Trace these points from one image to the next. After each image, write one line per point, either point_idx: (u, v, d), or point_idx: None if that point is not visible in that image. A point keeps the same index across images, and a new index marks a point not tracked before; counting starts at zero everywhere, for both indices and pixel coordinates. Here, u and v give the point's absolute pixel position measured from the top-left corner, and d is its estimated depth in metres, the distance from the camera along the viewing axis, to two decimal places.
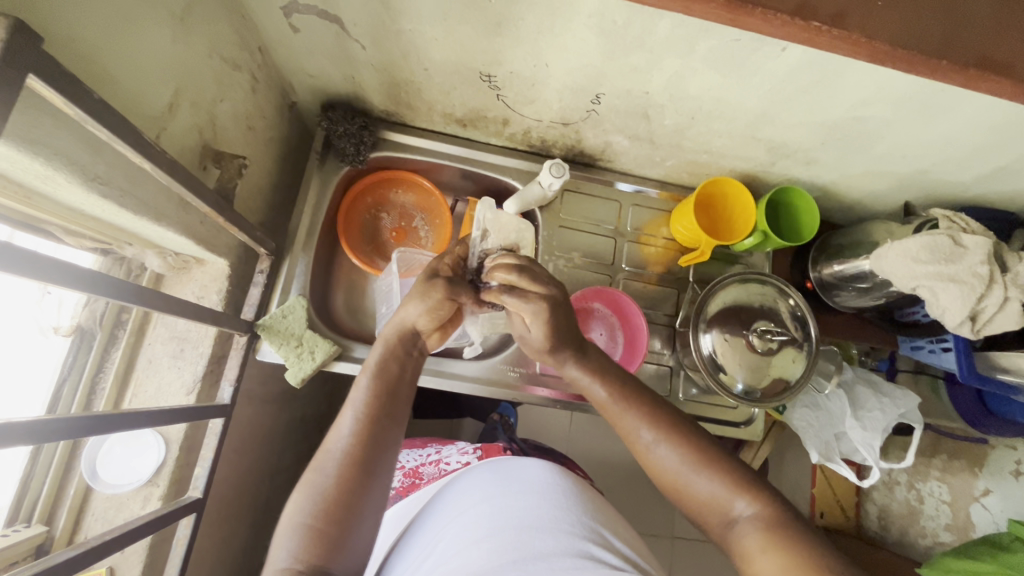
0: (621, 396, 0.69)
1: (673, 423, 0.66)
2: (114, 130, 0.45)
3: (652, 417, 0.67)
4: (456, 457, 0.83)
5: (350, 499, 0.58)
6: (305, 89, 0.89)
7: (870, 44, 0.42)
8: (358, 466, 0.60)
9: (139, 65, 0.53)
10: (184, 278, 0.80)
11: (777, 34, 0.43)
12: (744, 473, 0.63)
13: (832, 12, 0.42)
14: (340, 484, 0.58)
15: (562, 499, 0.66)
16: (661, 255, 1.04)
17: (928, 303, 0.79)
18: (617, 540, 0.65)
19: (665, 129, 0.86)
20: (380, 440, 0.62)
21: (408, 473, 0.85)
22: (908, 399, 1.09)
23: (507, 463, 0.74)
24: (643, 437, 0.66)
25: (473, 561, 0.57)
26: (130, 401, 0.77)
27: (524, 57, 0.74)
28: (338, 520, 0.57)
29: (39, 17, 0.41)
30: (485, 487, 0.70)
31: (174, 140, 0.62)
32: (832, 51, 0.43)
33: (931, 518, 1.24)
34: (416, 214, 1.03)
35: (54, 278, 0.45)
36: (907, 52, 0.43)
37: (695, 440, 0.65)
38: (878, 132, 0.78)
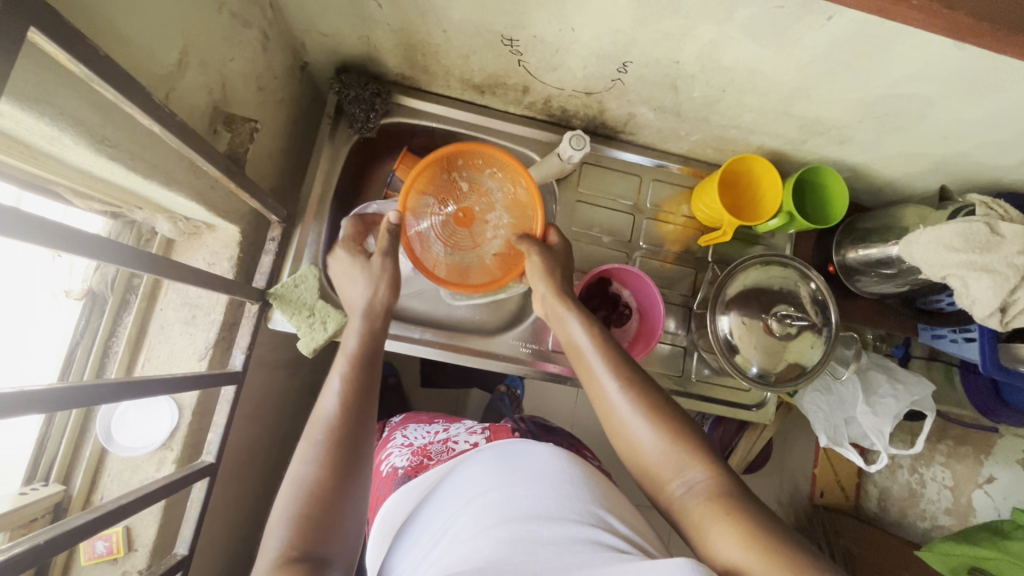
0: (601, 350, 0.68)
1: (645, 387, 0.64)
2: (121, 90, 0.43)
3: (625, 374, 0.65)
4: (464, 437, 0.82)
5: (342, 475, 0.57)
6: (317, 49, 0.85)
7: (951, 14, 0.43)
8: (347, 443, 0.59)
9: (146, 20, 0.51)
10: (195, 243, 0.79)
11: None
12: (704, 444, 0.61)
13: None
14: (330, 461, 0.57)
15: (569, 481, 0.65)
16: (680, 234, 1.01)
17: (957, 293, 0.77)
18: (620, 523, 0.62)
19: (693, 101, 0.82)
20: (363, 414, 0.62)
21: (416, 452, 0.82)
22: (923, 386, 1.07)
23: (511, 448, 0.72)
24: (615, 402, 0.64)
25: (478, 550, 0.55)
26: (142, 366, 0.77)
27: (550, 21, 0.70)
28: (326, 495, 0.55)
29: None
30: (491, 475, 0.67)
31: (183, 100, 0.60)
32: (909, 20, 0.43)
33: (931, 501, 1.24)
34: (500, 219, 0.85)
35: (75, 246, 0.44)
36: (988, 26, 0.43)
37: (661, 403, 0.63)
38: (920, 112, 0.73)
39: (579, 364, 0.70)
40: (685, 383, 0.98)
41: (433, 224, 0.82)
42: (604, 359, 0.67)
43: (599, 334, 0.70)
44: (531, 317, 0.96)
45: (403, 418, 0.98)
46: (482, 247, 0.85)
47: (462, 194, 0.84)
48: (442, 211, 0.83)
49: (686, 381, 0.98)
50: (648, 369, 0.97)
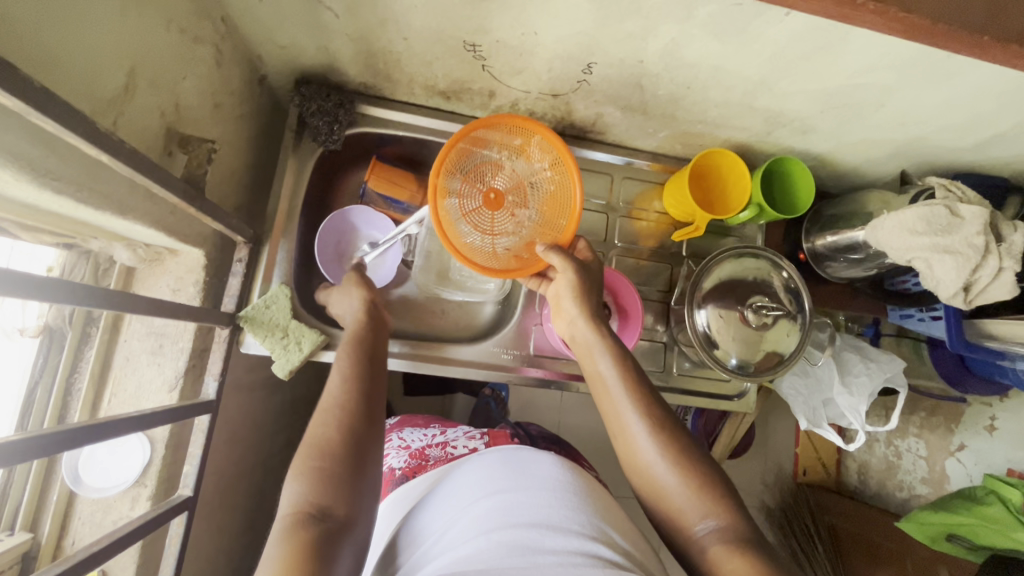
0: (626, 384, 0.66)
1: (671, 428, 0.64)
2: (63, 120, 0.40)
3: (651, 415, 0.64)
4: (462, 442, 0.81)
5: (353, 437, 0.62)
6: (275, 62, 0.82)
7: (907, 17, 0.43)
8: (357, 402, 0.66)
9: (87, 44, 0.48)
10: (157, 270, 0.75)
11: (805, 8, 0.43)
12: (728, 492, 0.60)
13: None
14: (343, 422, 0.63)
15: (568, 491, 0.64)
16: (654, 230, 1.02)
17: (923, 275, 0.79)
18: (619, 537, 0.62)
19: (659, 99, 0.83)
20: (373, 380, 0.70)
21: (414, 454, 0.81)
22: (894, 363, 1.11)
23: (515, 452, 0.71)
24: (639, 439, 0.64)
25: (479, 554, 0.54)
26: (109, 401, 0.74)
27: (512, 25, 0.69)
28: (346, 461, 0.60)
29: None
30: (494, 477, 0.67)
31: (133, 124, 0.57)
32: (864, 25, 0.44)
33: (908, 472, 1.28)
34: (529, 218, 0.79)
35: (27, 291, 0.42)
36: (944, 28, 0.44)
37: (687, 448, 0.63)
38: (879, 101, 0.75)
39: (601, 395, 0.69)
40: (666, 378, 0.99)
41: (463, 198, 0.76)
42: (629, 390, 0.66)
43: (625, 365, 0.68)
44: (511, 323, 0.94)
45: (398, 421, 0.96)
46: (498, 238, 0.78)
47: (504, 178, 0.78)
48: (477, 188, 0.77)
49: (667, 376, 0.99)
50: None
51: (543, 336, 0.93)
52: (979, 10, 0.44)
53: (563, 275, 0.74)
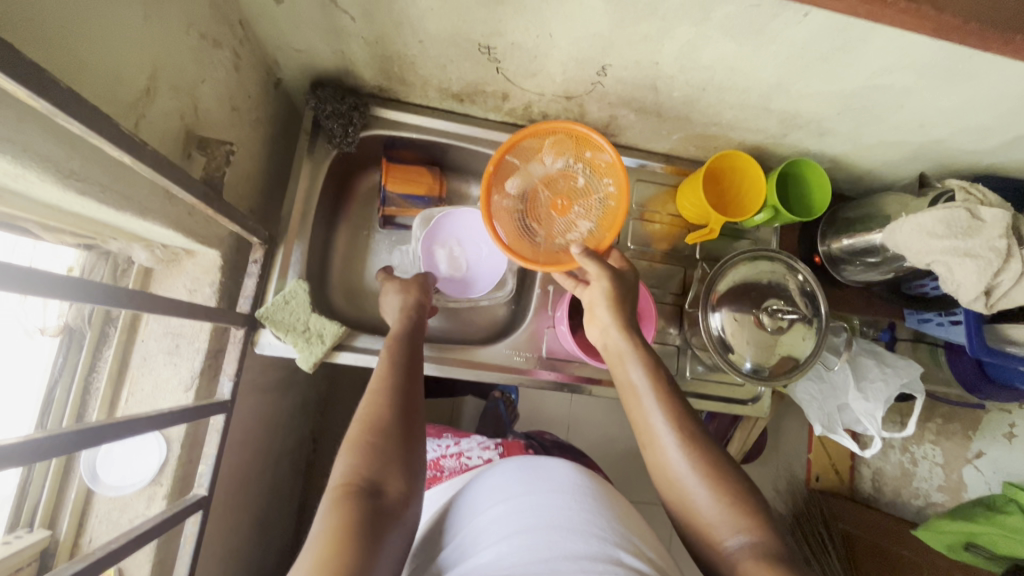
0: (659, 395, 0.66)
1: (704, 441, 0.63)
2: (88, 122, 0.41)
3: (683, 426, 0.64)
4: (478, 453, 0.81)
5: (399, 414, 0.61)
6: (291, 64, 0.83)
7: (937, 18, 0.43)
8: (402, 379, 0.66)
9: (110, 47, 0.49)
10: (174, 270, 0.76)
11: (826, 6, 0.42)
12: (758, 508, 0.59)
13: None
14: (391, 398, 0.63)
15: (587, 493, 0.64)
16: (667, 232, 1.02)
17: (942, 279, 0.78)
18: (645, 547, 0.60)
19: (673, 101, 0.82)
20: (414, 365, 0.69)
21: (429, 466, 0.83)
22: (911, 368, 1.09)
23: (533, 460, 0.71)
24: (670, 452, 0.63)
25: (501, 560, 0.53)
26: (126, 400, 0.75)
27: (527, 27, 0.69)
28: (386, 433, 0.59)
29: None
30: (511, 482, 0.66)
31: (154, 127, 0.58)
32: (895, 25, 0.43)
33: (924, 479, 1.26)
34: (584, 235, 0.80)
35: (52, 289, 0.43)
36: (975, 27, 0.43)
37: (719, 462, 0.62)
38: (898, 103, 0.74)
39: (632, 408, 0.69)
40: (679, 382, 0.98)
41: (528, 195, 0.80)
42: (662, 400, 0.66)
43: (658, 377, 0.67)
44: (523, 325, 0.94)
45: None
46: (556, 240, 0.79)
47: (571, 185, 0.80)
48: (544, 189, 0.80)
49: (680, 380, 0.98)
50: None
51: (556, 339, 0.93)
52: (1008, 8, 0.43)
53: (598, 282, 0.73)
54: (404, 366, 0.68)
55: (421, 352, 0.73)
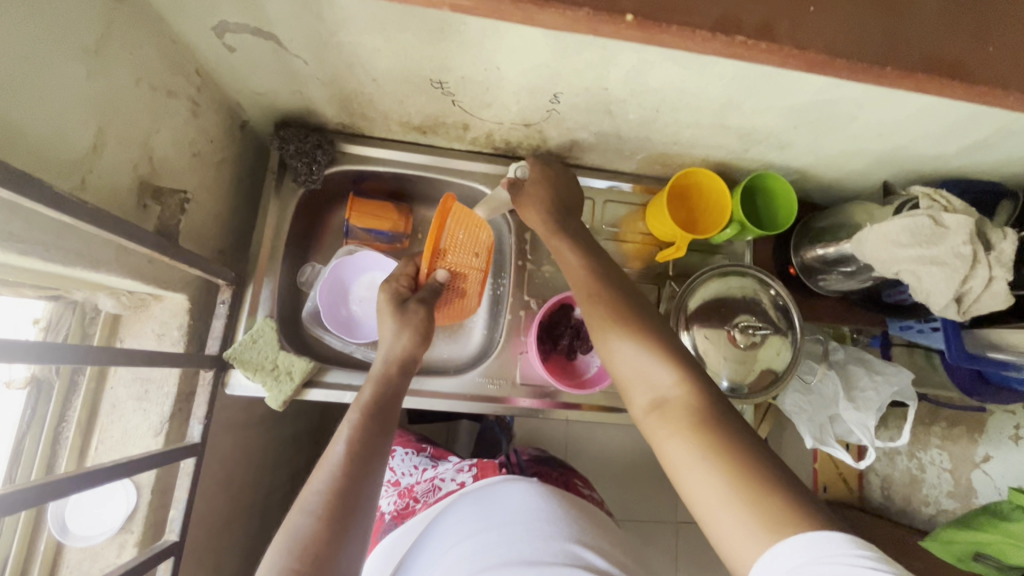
0: (607, 296, 0.70)
1: (647, 329, 0.65)
2: (14, 187, 0.41)
3: (626, 319, 0.67)
4: (450, 476, 0.82)
5: (354, 481, 0.61)
6: (253, 106, 0.85)
7: (802, 54, 0.42)
8: (362, 444, 0.64)
9: (50, 110, 0.51)
10: (141, 315, 0.77)
11: (699, 48, 0.43)
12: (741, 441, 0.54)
13: (760, 25, 0.42)
14: (344, 465, 0.62)
15: (547, 517, 0.67)
16: (639, 250, 1.01)
17: (912, 287, 0.77)
18: (598, 559, 0.63)
19: (630, 123, 0.83)
20: (378, 433, 0.67)
21: (402, 495, 0.84)
22: (902, 375, 1.06)
23: (488, 492, 0.74)
24: (614, 341, 0.66)
25: None
26: (97, 448, 0.75)
27: (473, 62, 0.70)
28: (341, 499, 0.59)
29: None
30: (466, 516, 0.69)
31: (104, 181, 0.59)
32: (761, 60, 0.43)
33: (933, 486, 1.22)
34: (481, 265, 0.90)
35: (11, 355, 0.44)
36: (845, 61, 0.43)
37: (655, 337, 0.64)
38: (850, 114, 0.74)
39: (600, 338, 0.68)
40: None
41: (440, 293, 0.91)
42: (649, 342, 0.63)
43: (601, 284, 0.72)
44: (496, 351, 0.94)
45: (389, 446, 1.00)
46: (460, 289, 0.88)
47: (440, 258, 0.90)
48: None
49: None
50: None
51: (529, 364, 0.93)
52: (922, 26, 0.43)
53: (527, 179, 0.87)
54: (364, 433, 0.66)
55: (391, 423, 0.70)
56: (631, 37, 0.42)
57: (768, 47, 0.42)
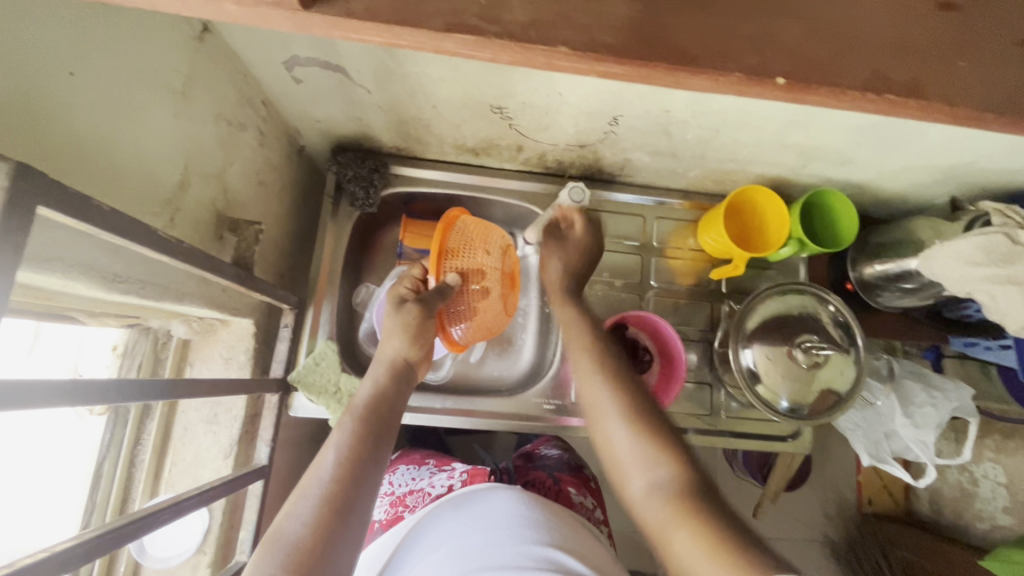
0: (604, 368, 0.71)
1: (644, 412, 0.66)
2: (130, 234, 0.43)
3: (626, 395, 0.68)
4: (441, 482, 0.79)
5: (350, 490, 0.56)
6: (312, 133, 0.86)
7: (958, 109, 0.42)
8: (360, 448, 0.60)
9: (145, 153, 0.52)
10: (210, 340, 0.79)
11: (846, 108, 0.42)
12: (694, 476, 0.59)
13: (911, 81, 0.41)
14: (339, 471, 0.57)
15: (526, 523, 0.64)
16: (690, 267, 1.00)
17: (986, 307, 0.74)
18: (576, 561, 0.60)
19: (688, 143, 0.82)
20: (377, 438, 0.62)
21: (394, 502, 0.82)
22: (961, 391, 1.03)
23: (467, 499, 0.71)
24: (611, 413, 0.66)
25: None
26: (170, 470, 0.77)
27: (536, 88, 0.71)
28: (335, 508, 0.55)
29: (23, 137, 0.39)
30: (444, 525, 0.67)
31: (188, 216, 0.61)
32: (911, 117, 0.42)
33: (988, 500, 1.14)
34: (496, 263, 0.79)
35: (122, 394, 0.46)
36: (995, 115, 0.42)
37: (660, 431, 0.64)
38: (920, 131, 0.72)
39: (593, 416, 0.68)
40: (715, 420, 0.96)
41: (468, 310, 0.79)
42: (626, 411, 0.66)
43: (592, 354, 0.73)
44: (550, 372, 0.94)
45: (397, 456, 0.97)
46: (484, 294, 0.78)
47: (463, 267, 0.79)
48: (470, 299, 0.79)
49: (716, 418, 0.96)
50: (675, 410, 0.95)
51: None
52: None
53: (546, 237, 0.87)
54: (364, 435, 0.61)
55: (391, 425, 0.65)
56: (777, 96, 0.41)
57: (924, 105, 0.41)
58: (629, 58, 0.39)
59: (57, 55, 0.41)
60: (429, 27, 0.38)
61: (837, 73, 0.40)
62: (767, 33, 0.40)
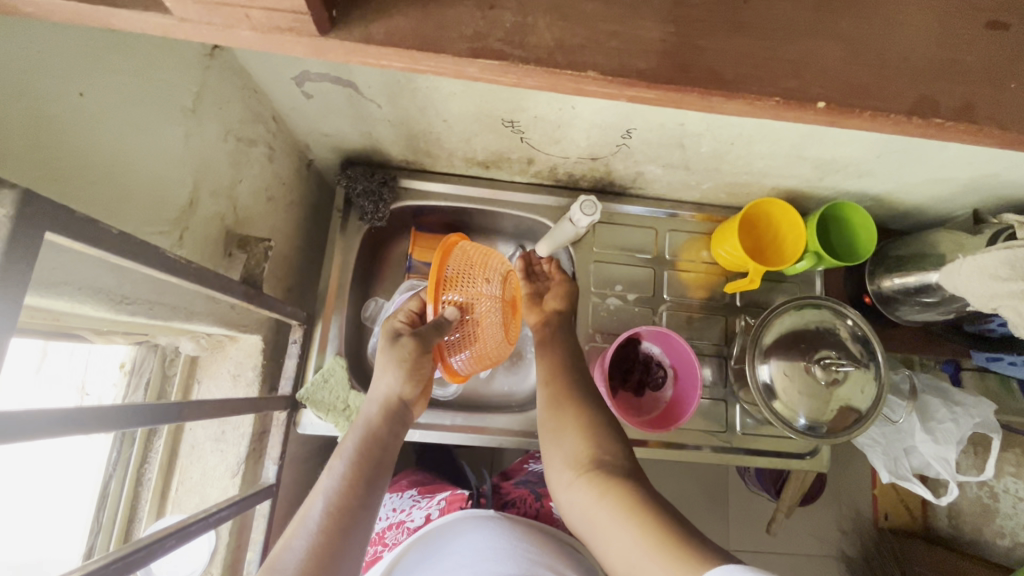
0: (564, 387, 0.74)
1: (598, 428, 0.67)
2: (139, 257, 0.42)
3: (582, 412, 0.69)
4: (419, 513, 0.80)
5: (336, 543, 0.56)
6: (322, 147, 0.86)
7: (1002, 133, 0.41)
8: (347, 493, 0.59)
9: (156, 172, 0.52)
10: (218, 357, 0.78)
11: (885, 131, 0.41)
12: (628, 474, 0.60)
13: (960, 106, 0.40)
14: (325, 523, 0.56)
15: (500, 556, 0.65)
16: (703, 280, 0.98)
17: (1012, 324, 0.71)
18: None
19: (702, 155, 0.81)
20: (368, 485, 0.61)
21: (374, 542, 0.80)
22: (983, 406, 1.01)
23: (438, 538, 0.70)
24: (560, 426, 0.69)
25: None
26: (177, 490, 0.76)
27: (549, 102, 0.70)
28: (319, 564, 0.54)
29: (34, 160, 0.39)
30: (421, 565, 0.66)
31: (198, 234, 0.60)
32: (945, 138, 0.41)
33: (1008, 517, 1.11)
34: (495, 291, 0.76)
35: (131, 420, 0.45)
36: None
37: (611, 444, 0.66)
38: (943, 144, 0.71)
39: (551, 423, 0.71)
40: (730, 437, 0.93)
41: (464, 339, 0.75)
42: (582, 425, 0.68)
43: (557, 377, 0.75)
44: None
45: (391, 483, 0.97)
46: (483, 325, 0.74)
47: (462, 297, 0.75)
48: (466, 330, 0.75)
49: (731, 435, 0.94)
50: (689, 427, 0.93)
51: None
52: None
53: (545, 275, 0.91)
54: (353, 481, 0.60)
55: (383, 469, 0.64)
56: (819, 122, 0.41)
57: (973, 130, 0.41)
58: (662, 82, 0.38)
59: (65, 77, 0.41)
60: (452, 52, 0.37)
61: (880, 97, 0.40)
62: (793, 52, 0.39)
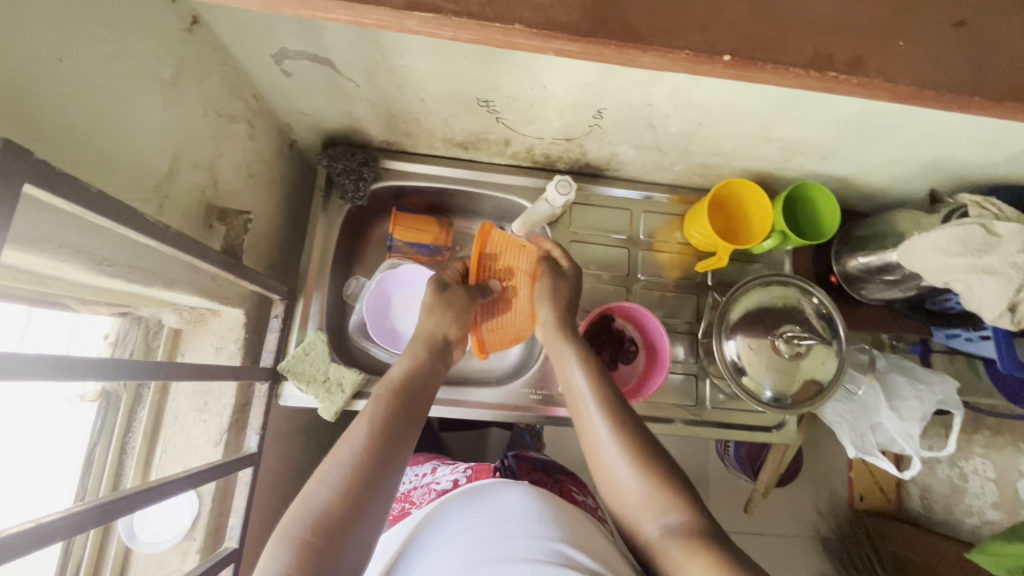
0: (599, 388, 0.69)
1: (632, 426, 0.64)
2: (116, 216, 0.44)
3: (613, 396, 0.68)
4: (445, 476, 0.81)
5: (371, 481, 0.56)
6: (302, 127, 0.88)
7: (895, 86, 0.43)
8: (389, 431, 0.60)
9: (135, 140, 0.54)
10: (201, 330, 0.80)
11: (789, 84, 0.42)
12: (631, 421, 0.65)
13: (850, 58, 0.42)
14: (362, 459, 0.56)
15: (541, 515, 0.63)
16: (677, 261, 1.02)
17: (962, 296, 0.76)
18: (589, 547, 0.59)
19: (672, 136, 0.84)
20: (407, 425, 0.62)
21: (400, 500, 0.83)
22: (946, 384, 1.04)
23: (481, 491, 0.69)
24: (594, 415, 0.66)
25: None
26: (161, 458, 0.78)
27: (520, 82, 0.72)
28: (354, 498, 0.54)
29: (14, 122, 0.41)
30: (458, 519, 0.65)
31: (177, 204, 0.62)
32: (851, 95, 0.43)
33: (976, 496, 1.14)
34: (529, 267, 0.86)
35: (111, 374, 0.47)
36: (936, 93, 0.43)
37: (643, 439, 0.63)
38: (897, 124, 0.74)
39: (575, 410, 0.69)
40: (700, 411, 0.97)
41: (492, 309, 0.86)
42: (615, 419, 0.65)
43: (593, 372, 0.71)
44: (536, 363, 0.95)
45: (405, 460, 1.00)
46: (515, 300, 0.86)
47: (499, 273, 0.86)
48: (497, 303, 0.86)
49: (701, 409, 0.97)
50: (661, 402, 0.96)
51: None
52: (987, 45, 0.44)
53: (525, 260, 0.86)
54: (390, 419, 0.61)
55: (416, 411, 0.65)
56: (727, 74, 0.42)
57: (862, 82, 0.42)
58: (581, 35, 0.40)
59: (48, 43, 0.43)
60: (396, 8, 0.39)
61: (778, 51, 0.42)
62: (737, 21, 0.42)
